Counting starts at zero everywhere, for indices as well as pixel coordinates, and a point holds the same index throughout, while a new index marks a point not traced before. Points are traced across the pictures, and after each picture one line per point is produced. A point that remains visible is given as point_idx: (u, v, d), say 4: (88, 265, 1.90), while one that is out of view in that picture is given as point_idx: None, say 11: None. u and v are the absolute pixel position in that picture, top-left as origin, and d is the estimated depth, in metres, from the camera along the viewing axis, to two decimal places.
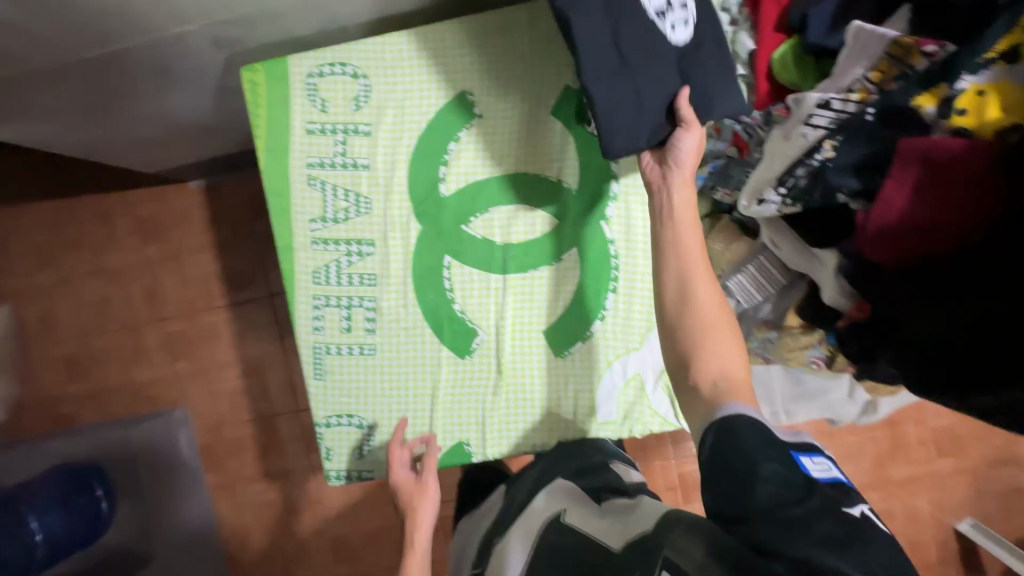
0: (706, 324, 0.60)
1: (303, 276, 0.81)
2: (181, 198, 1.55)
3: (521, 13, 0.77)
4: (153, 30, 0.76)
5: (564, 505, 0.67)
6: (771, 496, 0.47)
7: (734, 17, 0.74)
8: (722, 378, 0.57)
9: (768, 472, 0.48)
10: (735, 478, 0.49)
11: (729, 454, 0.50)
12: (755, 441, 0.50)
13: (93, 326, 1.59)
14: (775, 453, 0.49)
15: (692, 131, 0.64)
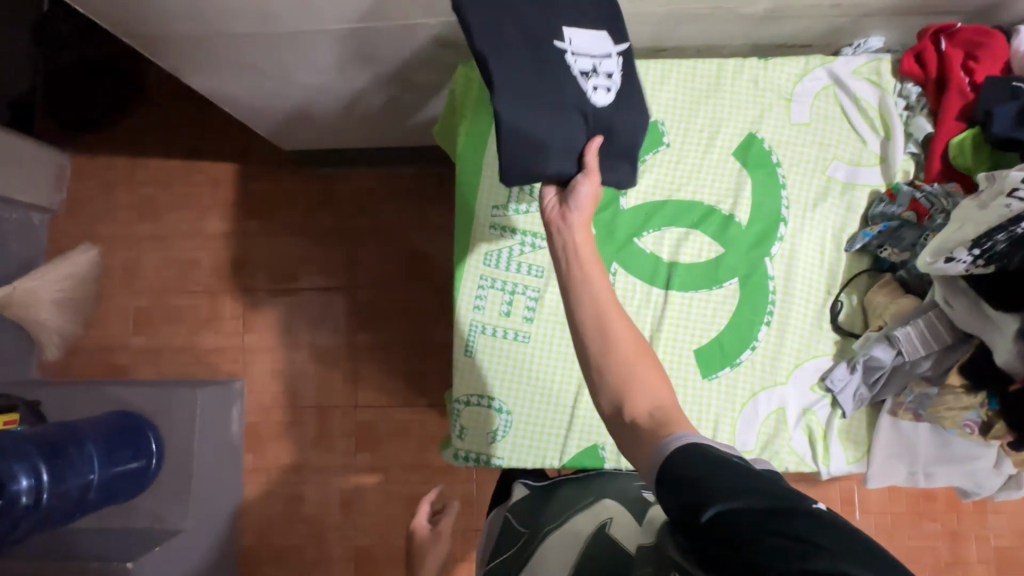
0: (627, 354, 0.58)
1: (475, 256, 0.85)
2: (292, 181, 1.60)
3: (721, 64, 0.86)
4: (398, 18, 0.83)
5: (612, 514, 0.68)
6: (748, 513, 0.41)
7: (910, 103, 0.83)
8: (658, 409, 0.54)
9: (715, 490, 0.43)
10: (688, 509, 0.44)
11: (676, 488, 0.46)
12: (705, 466, 0.46)
13: (174, 284, 1.60)
14: (715, 469, 0.45)
15: (591, 176, 0.66)
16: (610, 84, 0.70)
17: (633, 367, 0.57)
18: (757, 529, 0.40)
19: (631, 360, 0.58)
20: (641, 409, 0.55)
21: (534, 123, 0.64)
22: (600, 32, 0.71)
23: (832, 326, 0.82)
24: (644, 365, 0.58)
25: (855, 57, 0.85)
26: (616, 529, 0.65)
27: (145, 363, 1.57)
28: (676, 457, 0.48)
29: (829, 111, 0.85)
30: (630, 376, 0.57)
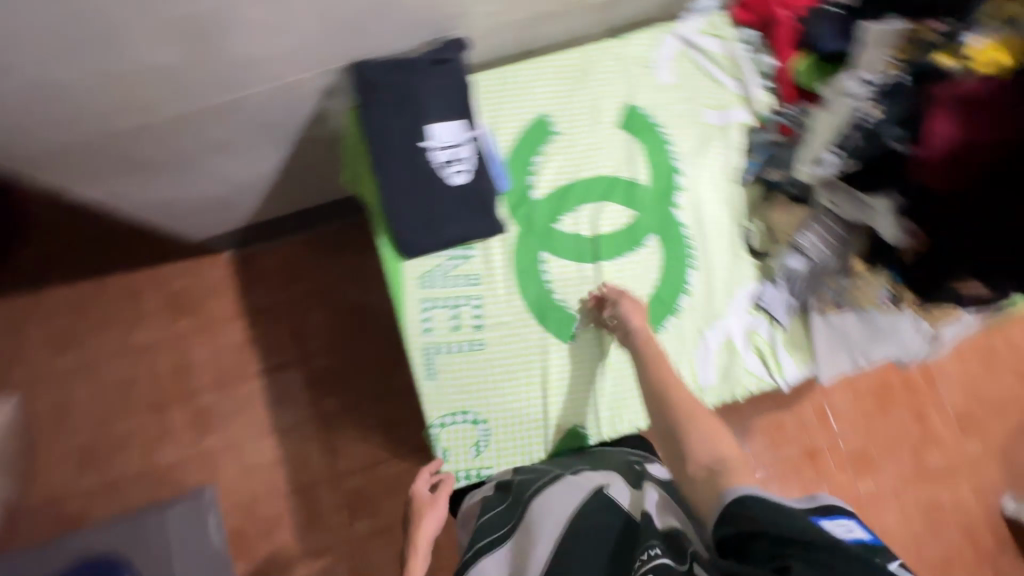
0: (682, 416, 0.66)
1: (411, 281, 0.86)
2: (215, 270, 1.56)
3: (585, 52, 0.94)
4: (279, 77, 0.85)
5: (606, 480, 0.72)
6: (800, 558, 0.48)
7: (752, 46, 0.93)
8: (716, 463, 0.61)
9: (780, 529, 0.51)
10: (754, 539, 0.52)
11: (745, 524, 0.53)
12: (766, 510, 0.53)
13: (114, 410, 1.49)
14: (781, 514, 0.52)
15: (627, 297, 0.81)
16: (467, 166, 0.86)
17: (693, 425, 0.65)
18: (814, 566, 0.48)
19: (691, 414, 0.66)
20: (704, 462, 0.61)
21: (414, 209, 0.85)
22: (459, 122, 0.86)
23: (748, 254, 0.89)
24: (698, 424, 0.65)
25: (696, 18, 0.94)
26: (615, 492, 0.70)
27: (100, 502, 1.45)
28: (743, 500, 0.55)
29: (688, 68, 0.94)
30: (693, 433, 0.64)
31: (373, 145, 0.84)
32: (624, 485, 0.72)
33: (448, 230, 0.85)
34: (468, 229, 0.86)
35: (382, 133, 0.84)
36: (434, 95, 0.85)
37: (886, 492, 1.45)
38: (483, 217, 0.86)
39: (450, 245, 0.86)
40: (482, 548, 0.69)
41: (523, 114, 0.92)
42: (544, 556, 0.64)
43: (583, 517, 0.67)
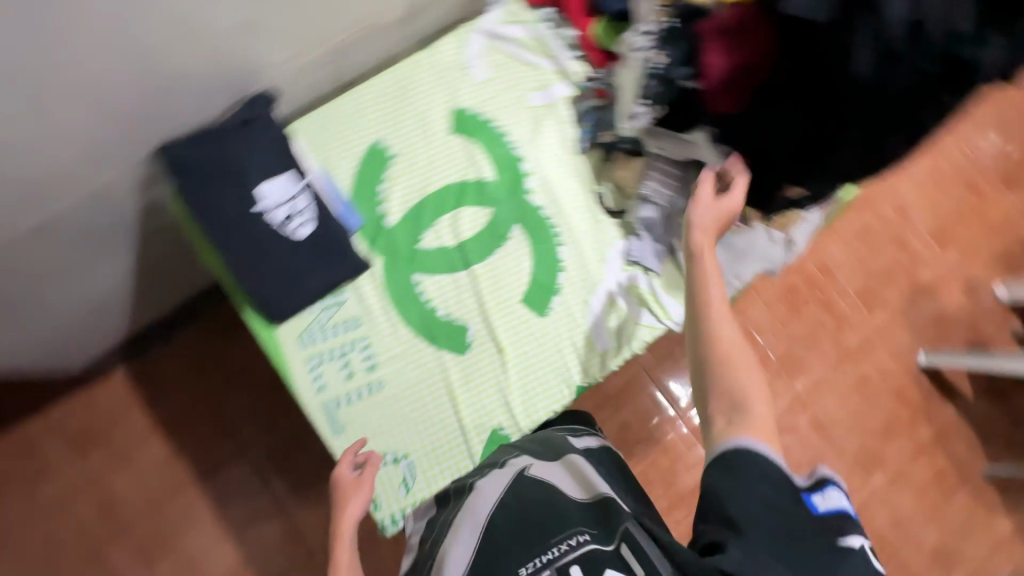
0: (720, 361, 0.63)
1: (289, 345, 0.84)
2: (107, 393, 1.31)
3: (397, 71, 0.94)
4: (79, 187, 0.80)
5: (531, 459, 0.76)
6: (750, 531, 0.54)
7: (552, 22, 0.96)
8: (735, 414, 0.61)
9: (754, 501, 0.55)
10: (727, 497, 0.56)
11: (728, 478, 0.57)
12: (753, 478, 0.56)
13: None
14: (762, 488, 0.56)
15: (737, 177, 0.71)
16: (309, 216, 0.84)
17: (728, 374, 0.62)
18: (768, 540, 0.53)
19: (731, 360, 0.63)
20: (726, 410, 0.62)
21: (269, 276, 0.82)
22: (288, 176, 0.84)
23: (607, 215, 0.92)
24: (731, 368, 0.63)
25: (492, 11, 0.96)
26: (539, 471, 0.74)
27: None
28: (761, 454, 0.58)
29: (499, 60, 0.96)
30: (731, 384, 0.62)
31: (205, 226, 0.80)
32: (549, 462, 0.76)
33: (312, 284, 0.83)
34: (332, 277, 0.84)
35: (209, 211, 0.80)
36: (253, 156, 0.82)
37: (823, 381, 1.52)
38: (340, 262, 0.85)
39: (318, 298, 0.85)
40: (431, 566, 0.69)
41: (355, 146, 0.91)
42: (470, 551, 0.68)
43: (510, 504, 0.71)
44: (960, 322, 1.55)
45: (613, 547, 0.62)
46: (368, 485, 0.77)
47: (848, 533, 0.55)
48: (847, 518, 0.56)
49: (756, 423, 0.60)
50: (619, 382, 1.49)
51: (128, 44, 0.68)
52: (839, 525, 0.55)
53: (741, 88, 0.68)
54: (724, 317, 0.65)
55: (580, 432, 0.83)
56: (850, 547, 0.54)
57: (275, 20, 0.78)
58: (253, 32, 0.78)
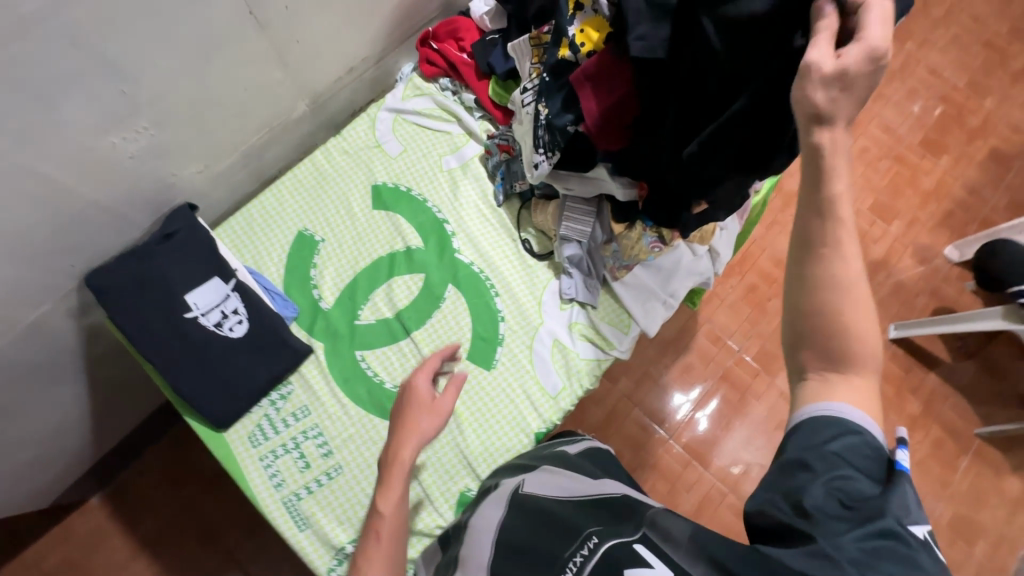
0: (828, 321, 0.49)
1: (241, 447, 0.84)
2: (86, 524, 1.27)
3: (313, 162, 0.98)
4: (10, 326, 0.81)
5: (520, 478, 0.70)
6: (826, 509, 0.43)
7: (452, 89, 1.02)
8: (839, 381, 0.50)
9: (831, 474, 0.45)
10: (803, 463, 0.46)
11: (809, 444, 0.47)
12: (840, 447, 0.46)
13: None
14: (844, 462, 0.46)
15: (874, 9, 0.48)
16: (241, 315, 0.85)
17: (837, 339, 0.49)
18: (843, 522, 0.43)
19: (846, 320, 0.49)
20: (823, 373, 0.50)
21: (210, 381, 0.82)
22: (215, 280, 0.85)
23: (537, 259, 0.95)
24: (853, 307, 0.50)
25: (396, 90, 1.03)
26: (532, 484, 0.68)
27: None
28: (847, 418, 0.48)
29: (410, 132, 1.01)
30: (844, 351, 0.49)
31: (136, 346, 0.81)
32: (538, 474, 0.70)
33: (256, 380, 0.84)
34: (273, 367, 0.85)
35: (141, 328, 0.81)
36: (179, 267, 0.84)
37: None
38: (278, 354, 0.85)
39: (264, 394, 0.86)
40: None
41: (285, 238, 0.94)
42: None
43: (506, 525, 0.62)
44: (921, 290, 1.57)
45: (634, 543, 0.50)
46: (443, 411, 0.74)
47: (913, 519, 0.43)
48: (914, 496, 0.45)
49: (862, 385, 0.49)
50: (602, 414, 1.48)
51: (41, 191, 0.72)
52: (907, 505, 0.44)
53: (617, 124, 0.72)
54: (850, 246, 0.50)
55: (567, 441, 0.81)
56: (914, 536, 0.42)
57: (185, 139, 0.83)
58: (166, 153, 0.83)
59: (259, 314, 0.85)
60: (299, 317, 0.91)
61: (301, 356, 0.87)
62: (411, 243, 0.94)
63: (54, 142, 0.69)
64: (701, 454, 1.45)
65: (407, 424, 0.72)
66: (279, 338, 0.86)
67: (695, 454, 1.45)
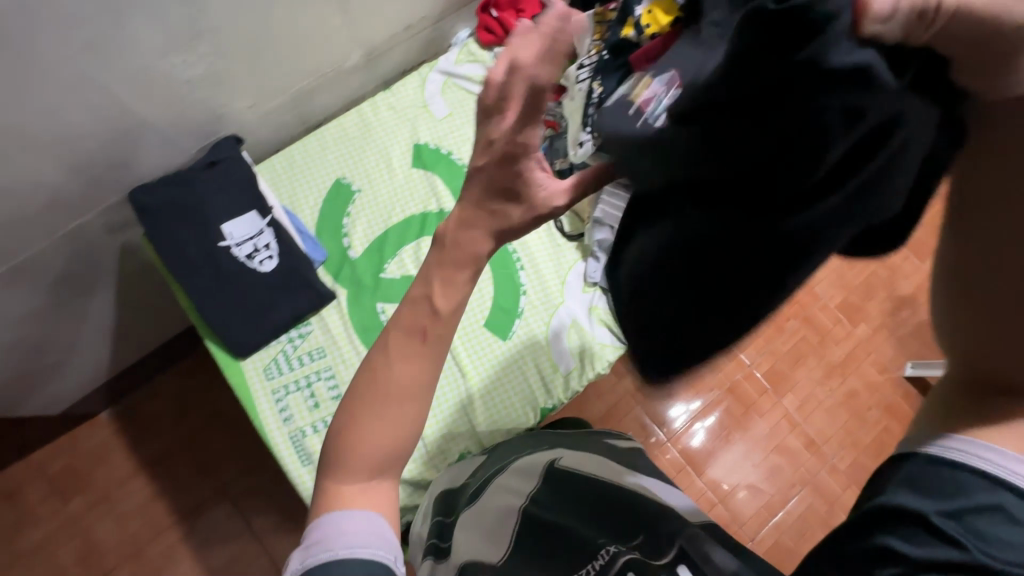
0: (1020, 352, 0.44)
1: (256, 378, 0.86)
2: (92, 437, 1.31)
3: (360, 112, 0.99)
4: (51, 231, 0.84)
5: (559, 452, 0.74)
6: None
7: None
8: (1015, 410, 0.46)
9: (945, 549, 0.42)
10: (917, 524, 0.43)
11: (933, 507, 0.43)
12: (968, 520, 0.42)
13: None
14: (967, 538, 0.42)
15: None
16: (272, 251, 0.87)
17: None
18: None
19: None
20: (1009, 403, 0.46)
21: (235, 310, 0.85)
22: (252, 213, 0.87)
23: (567, 239, 0.95)
24: None
25: (450, 53, 1.03)
26: (569, 462, 0.72)
27: None
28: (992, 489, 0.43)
29: (459, 97, 1.01)
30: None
31: (169, 265, 0.83)
32: (575, 454, 0.73)
33: (278, 315, 0.86)
34: (296, 304, 0.87)
35: (177, 249, 0.83)
36: (219, 195, 0.85)
37: (809, 397, 1.50)
38: (301, 294, 0.87)
39: (284, 330, 0.87)
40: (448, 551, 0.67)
41: (323, 183, 0.95)
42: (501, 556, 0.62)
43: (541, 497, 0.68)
44: None
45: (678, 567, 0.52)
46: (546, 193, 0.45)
47: None
48: None
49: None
50: (603, 407, 1.48)
51: (97, 102, 0.74)
52: None
53: None
54: None
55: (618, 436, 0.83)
56: None
57: (239, 71, 0.84)
58: (219, 83, 0.84)
59: (289, 252, 0.87)
60: (327, 262, 0.93)
61: (321, 300, 0.88)
62: (445, 205, 0.95)
63: (120, 53, 0.70)
64: (695, 461, 1.45)
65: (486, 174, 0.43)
66: (304, 279, 0.87)
67: (691, 461, 1.45)
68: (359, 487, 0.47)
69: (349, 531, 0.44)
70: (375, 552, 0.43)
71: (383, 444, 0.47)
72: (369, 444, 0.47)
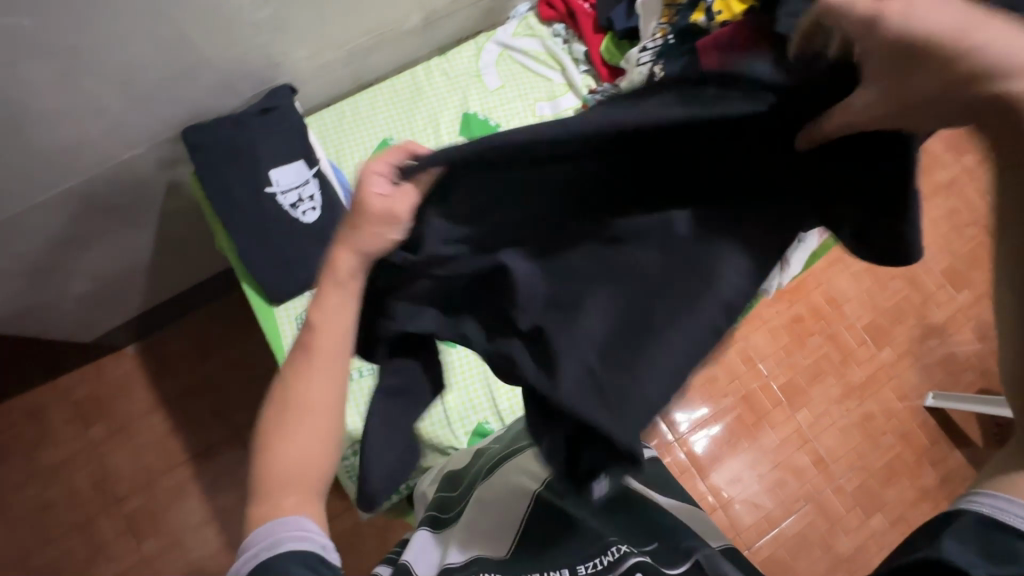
0: None
1: (288, 325, 0.88)
2: (117, 368, 1.35)
3: (414, 76, 0.99)
4: (105, 160, 0.86)
5: None
6: None
7: (565, 37, 1.01)
8: None
9: None
10: None
11: None
12: None
13: (23, 547, 1.26)
14: None
15: None
16: (315, 203, 0.87)
17: None
18: None
19: None
20: None
21: (274, 255, 0.86)
22: (299, 162, 0.88)
23: None
24: None
25: (509, 25, 1.02)
26: None
27: None
28: None
29: (513, 71, 1.01)
30: None
31: (216, 205, 0.85)
32: None
33: (315, 266, 0.87)
34: None
35: (225, 190, 0.85)
36: (269, 141, 0.86)
37: (824, 415, 1.48)
38: None
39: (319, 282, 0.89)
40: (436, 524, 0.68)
41: (370, 142, 0.96)
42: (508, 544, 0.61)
43: None
44: (970, 366, 1.51)
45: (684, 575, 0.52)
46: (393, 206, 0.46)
47: None
48: None
49: None
50: None
51: (164, 35, 0.74)
52: None
53: None
54: None
55: None
56: None
57: (302, 21, 0.85)
58: (281, 30, 0.84)
59: (332, 206, 0.88)
60: None
61: None
62: None
63: None
64: (702, 464, 1.44)
65: (356, 217, 0.48)
66: None
67: (697, 463, 1.44)
68: (295, 501, 0.51)
69: (274, 534, 0.49)
70: (295, 545, 0.48)
71: (294, 455, 0.52)
72: (291, 459, 0.52)
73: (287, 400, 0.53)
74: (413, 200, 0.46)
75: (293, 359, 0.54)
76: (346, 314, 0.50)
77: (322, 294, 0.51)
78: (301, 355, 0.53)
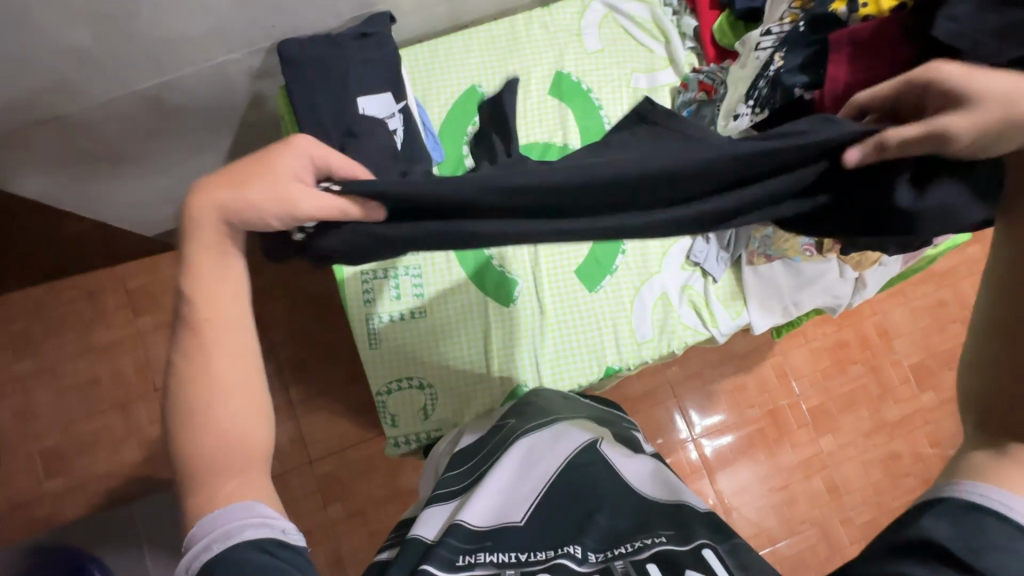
0: None
1: None
2: (172, 266, 1.40)
3: (513, 23, 0.96)
4: (202, 60, 0.86)
5: (600, 433, 0.74)
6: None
7: (676, 9, 0.96)
8: None
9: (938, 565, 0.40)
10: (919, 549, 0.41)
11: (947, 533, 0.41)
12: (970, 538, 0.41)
13: (65, 415, 1.33)
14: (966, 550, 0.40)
15: None
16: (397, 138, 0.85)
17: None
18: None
19: None
20: None
21: None
22: (387, 96, 0.87)
23: None
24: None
25: None
26: (608, 448, 0.72)
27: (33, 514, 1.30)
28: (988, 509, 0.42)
29: (615, 35, 0.96)
30: None
31: (300, 121, 0.85)
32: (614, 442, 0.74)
33: None
34: None
35: (312, 108, 0.84)
36: (362, 68, 0.86)
37: (849, 445, 1.45)
38: None
39: None
40: (440, 499, 0.69)
41: (458, 84, 0.94)
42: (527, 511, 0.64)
43: (573, 473, 0.68)
44: None
45: (702, 553, 0.54)
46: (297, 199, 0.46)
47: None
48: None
49: None
50: (642, 388, 1.46)
51: None
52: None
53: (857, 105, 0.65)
54: None
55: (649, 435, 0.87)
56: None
57: None
58: None
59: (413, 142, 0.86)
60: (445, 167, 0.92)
61: None
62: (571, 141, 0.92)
63: None
64: (714, 467, 1.43)
65: (248, 191, 0.47)
66: None
67: (710, 466, 1.43)
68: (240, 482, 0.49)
69: (223, 524, 0.46)
70: (251, 534, 0.46)
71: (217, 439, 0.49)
72: (212, 442, 0.49)
73: (192, 392, 0.49)
74: (335, 212, 0.46)
75: (180, 341, 0.50)
76: (234, 281, 0.51)
77: (191, 264, 0.50)
78: (186, 339, 0.50)
